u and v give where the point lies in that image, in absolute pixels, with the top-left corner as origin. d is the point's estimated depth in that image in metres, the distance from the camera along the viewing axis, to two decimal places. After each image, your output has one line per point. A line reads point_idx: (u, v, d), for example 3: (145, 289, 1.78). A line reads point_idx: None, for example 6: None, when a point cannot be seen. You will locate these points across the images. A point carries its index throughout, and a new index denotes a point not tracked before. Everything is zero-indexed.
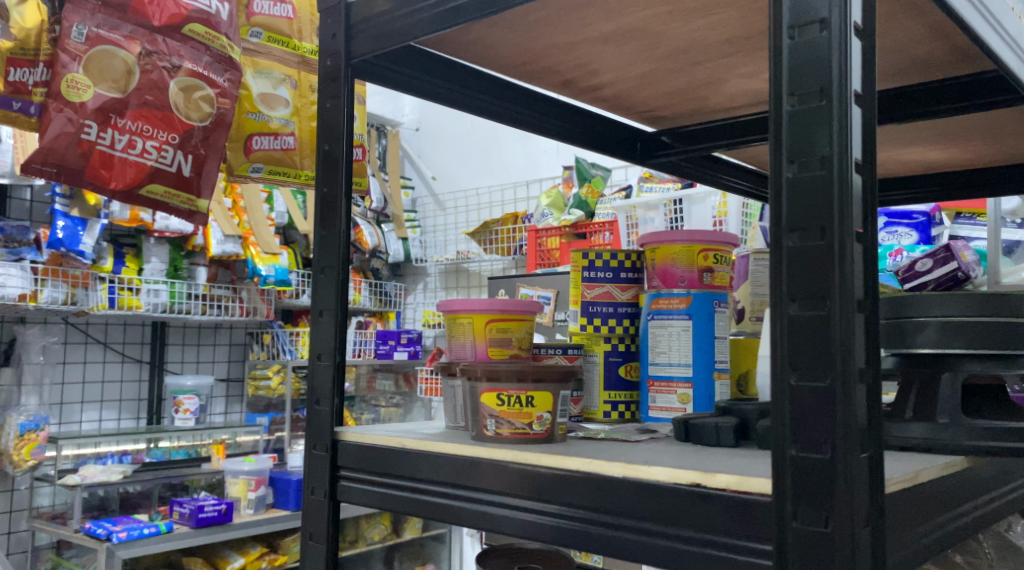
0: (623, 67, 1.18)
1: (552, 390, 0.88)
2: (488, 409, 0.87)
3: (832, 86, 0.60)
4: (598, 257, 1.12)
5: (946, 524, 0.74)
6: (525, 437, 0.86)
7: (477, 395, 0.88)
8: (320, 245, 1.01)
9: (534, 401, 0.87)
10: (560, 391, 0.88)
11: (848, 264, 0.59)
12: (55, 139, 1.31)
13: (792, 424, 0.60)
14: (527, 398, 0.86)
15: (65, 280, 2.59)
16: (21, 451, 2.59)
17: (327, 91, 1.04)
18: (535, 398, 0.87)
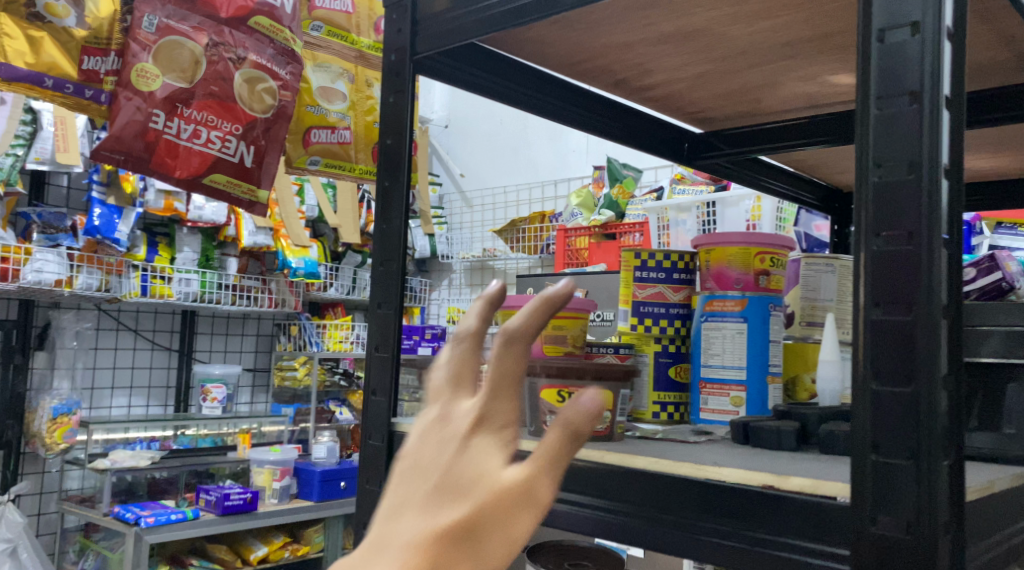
0: (678, 68, 1.18)
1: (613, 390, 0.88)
2: (547, 405, 0.89)
3: (923, 90, 0.60)
4: (650, 257, 1.11)
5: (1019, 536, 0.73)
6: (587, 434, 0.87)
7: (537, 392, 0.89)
8: (380, 239, 1.02)
9: None
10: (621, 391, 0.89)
11: (935, 271, 0.60)
12: (124, 127, 1.33)
13: (873, 429, 0.62)
14: (588, 396, 0.88)
15: (100, 267, 2.62)
16: (53, 434, 2.63)
17: (391, 86, 1.05)
18: (596, 396, 0.88)
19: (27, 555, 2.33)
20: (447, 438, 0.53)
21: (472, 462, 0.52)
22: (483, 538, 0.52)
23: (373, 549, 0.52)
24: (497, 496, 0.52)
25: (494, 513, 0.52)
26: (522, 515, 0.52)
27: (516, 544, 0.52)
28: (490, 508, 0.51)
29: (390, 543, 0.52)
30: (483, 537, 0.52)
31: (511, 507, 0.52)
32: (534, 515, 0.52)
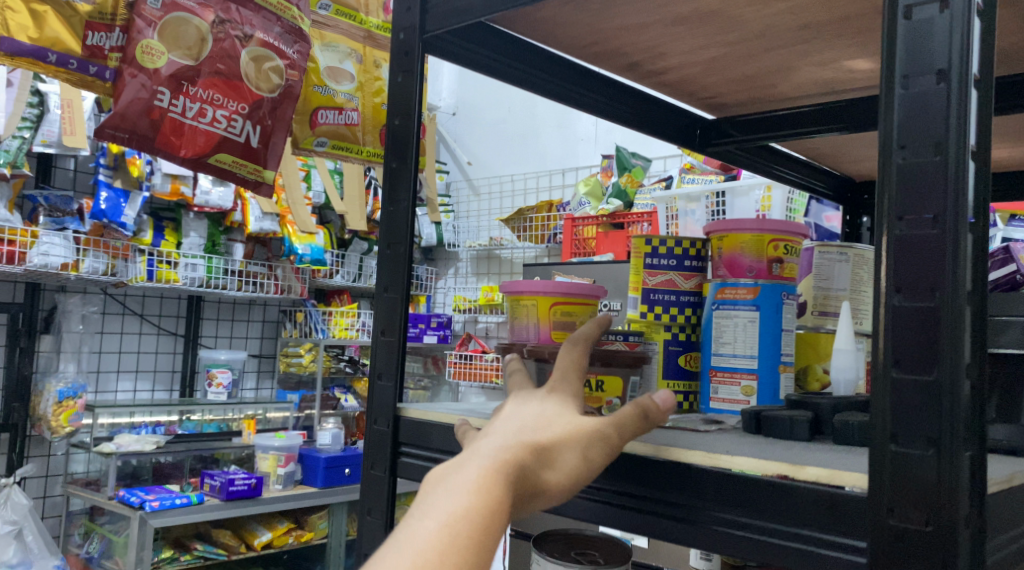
0: (691, 51, 1.16)
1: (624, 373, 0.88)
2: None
3: (951, 69, 0.59)
4: (661, 244, 1.08)
5: None
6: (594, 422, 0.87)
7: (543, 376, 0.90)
8: (387, 221, 1.00)
9: (605, 385, 0.87)
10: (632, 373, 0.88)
11: (960, 255, 0.58)
12: (128, 104, 1.32)
13: (893, 418, 0.60)
14: (596, 382, 0.87)
15: (106, 251, 2.62)
16: (58, 417, 2.63)
17: (399, 66, 1.04)
18: (605, 382, 0.87)
19: (32, 538, 2.33)
20: (539, 397, 0.72)
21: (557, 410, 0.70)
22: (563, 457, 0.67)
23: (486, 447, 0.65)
24: (583, 425, 0.69)
25: (579, 433, 0.69)
26: (596, 451, 0.69)
27: (588, 471, 0.68)
28: (578, 432, 0.69)
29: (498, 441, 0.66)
30: (567, 452, 0.68)
31: (591, 437, 0.69)
32: (609, 449, 0.70)
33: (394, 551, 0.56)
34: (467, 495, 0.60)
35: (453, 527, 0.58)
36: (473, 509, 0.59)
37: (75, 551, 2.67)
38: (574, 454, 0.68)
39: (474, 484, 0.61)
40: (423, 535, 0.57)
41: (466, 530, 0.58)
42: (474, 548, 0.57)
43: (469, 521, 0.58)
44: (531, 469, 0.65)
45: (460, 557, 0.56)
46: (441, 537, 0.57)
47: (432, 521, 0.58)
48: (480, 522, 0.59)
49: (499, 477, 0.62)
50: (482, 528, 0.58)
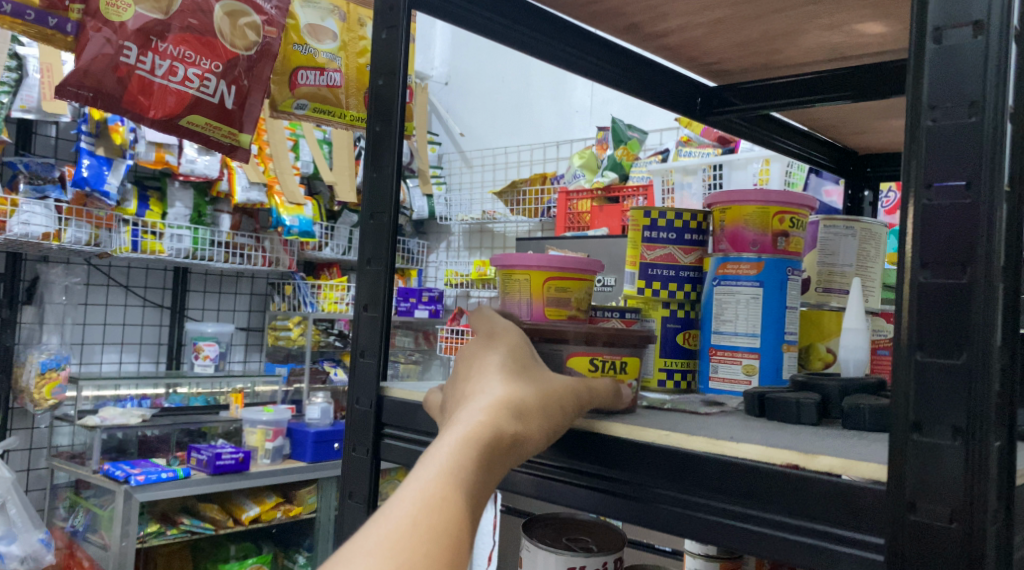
0: (694, 12, 1.09)
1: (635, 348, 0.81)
2: (577, 372, 0.79)
3: (989, 20, 0.54)
4: (660, 216, 1.02)
5: None
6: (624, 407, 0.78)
7: (563, 362, 0.79)
8: (371, 188, 0.95)
9: (627, 367, 0.80)
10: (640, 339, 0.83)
11: (995, 225, 0.53)
12: (92, 61, 1.29)
13: (918, 403, 0.55)
14: (622, 363, 0.80)
15: (89, 222, 2.53)
16: (41, 390, 2.58)
17: (383, 22, 0.97)
18: (628, 363, 0.80)
19: (16, 511, 2.27)
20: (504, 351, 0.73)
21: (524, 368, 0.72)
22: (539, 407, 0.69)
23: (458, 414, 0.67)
24: (553, 383, 0.71)
25: (551, 390, 0.70)
26: (567, 406, 0.71)
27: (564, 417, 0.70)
28: (548, 389, 0.70)
29: (470, 405, 0.67)
30: (543, 405, 0.68)
31: (562, 394, 0.71)
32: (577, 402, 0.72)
33: (376, 523, 0.58)
34: (443, 463, 0.62)
35: (431, 493, 0.60)
36: (448, 477, 0.61)
37: (59, 525, 2.63)
38: (548, 408, 0.69)
39: (448, 453, 0.62)
40: (403, 504, 0.59)
41: (441, 493, 0.60)
42: (453, 511, 0.59)
43: (444, 486, 0.60)
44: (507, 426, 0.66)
45: (440, 519, 0.58)
46: (418, 502, 0.59)
47: (410, 491, 0.60)
48: (456, 488, 0.60)
49: (473, 442, 0.63)
50: (458, 493, 0.60)
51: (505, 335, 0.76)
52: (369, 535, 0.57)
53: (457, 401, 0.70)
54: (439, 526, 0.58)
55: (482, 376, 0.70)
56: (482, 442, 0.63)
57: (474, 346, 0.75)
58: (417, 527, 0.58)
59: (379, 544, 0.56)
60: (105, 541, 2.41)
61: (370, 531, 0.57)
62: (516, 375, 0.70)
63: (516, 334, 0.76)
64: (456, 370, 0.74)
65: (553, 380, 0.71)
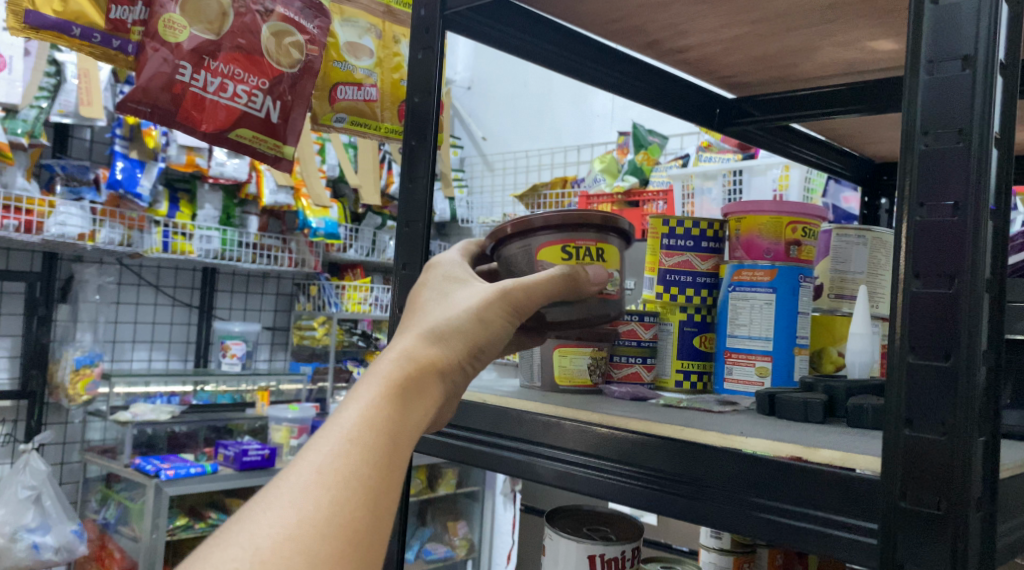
0: (712, 30, 1.14)
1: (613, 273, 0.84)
2: (550, 265, 0.82)
3: (977, 55, 0.60)
4: (679, 224, 1.08)
5: None
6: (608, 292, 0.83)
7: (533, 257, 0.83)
8: (406, 199, 1.01)
9: (602, 254, 0.83)
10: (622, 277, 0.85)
11: (980, 240, 0.59)
12: (150, 79, 1.22)
13: (907, 403, 0.61)
14: (596, 251, 0.83)
15: (122, 222, 2.61)
16: (75, 386, 2.66)
17: (419, 42, 1.03)
18: (604, 252, 0.83)
19: (50, 503, 2.35)
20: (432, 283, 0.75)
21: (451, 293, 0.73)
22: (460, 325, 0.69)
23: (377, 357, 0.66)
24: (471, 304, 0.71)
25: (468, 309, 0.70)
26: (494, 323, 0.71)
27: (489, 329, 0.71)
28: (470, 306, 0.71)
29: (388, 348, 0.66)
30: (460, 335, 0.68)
31: (481, 306, 0.71)
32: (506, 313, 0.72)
33: (286, 470, 0.55)
34: (357, 409, 0.59)
35: (342, 434, 0.57)
36: (363, 420, 0.58)
37: (92, 517, 2.71)
38: (464, 323, 0.69)
39: (363, 396, 0.60)
40: (317, 452, 0.56)
41: (354, 433, 0.57)
42: (367, 453, 0.57)
43: (357, 426, 0.58)
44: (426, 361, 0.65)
45: (350, 463, 0.56)
46: (329, 443, 0.56)
47: (323, 437, 0.57)
48: (369, 427, 0.58)
49: (387, 383, 0.61)
50: (373, 432, 0.58)
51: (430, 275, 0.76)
52: (278, 483, 0.55)
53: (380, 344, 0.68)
54: (349, 470, 0.55)
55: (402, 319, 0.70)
56: (396, 382, 0.62)
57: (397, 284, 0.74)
58: (328, 472, 0.55)
59: (289, 492, 0.54)
60: (136, 533, 2.49)
61: (279, 481, 0.55)
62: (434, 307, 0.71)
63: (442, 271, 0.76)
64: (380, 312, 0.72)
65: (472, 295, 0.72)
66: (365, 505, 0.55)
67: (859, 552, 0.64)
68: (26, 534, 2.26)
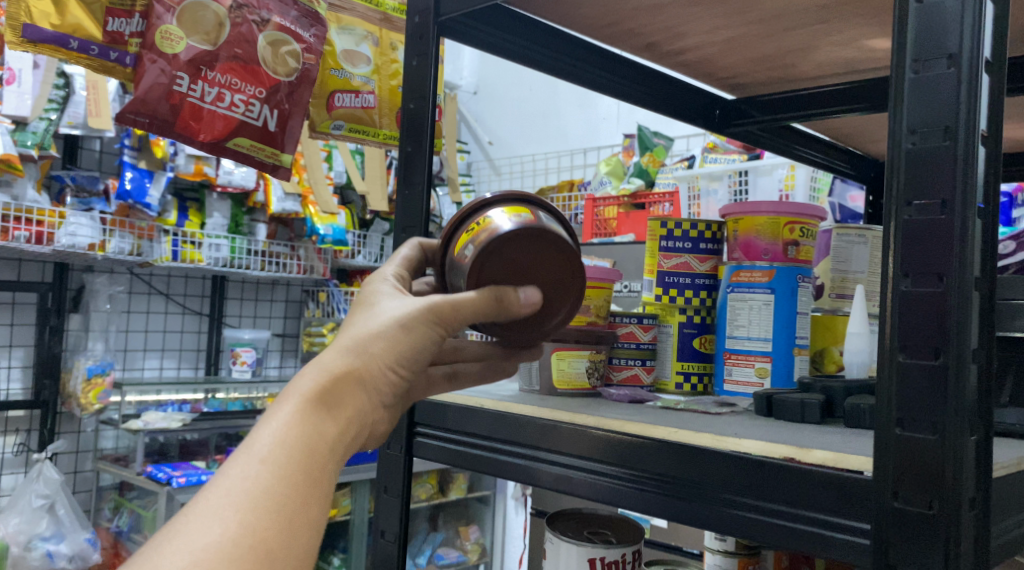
0: (708, 31, 1.14)
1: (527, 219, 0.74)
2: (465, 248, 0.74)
3: (962, 53, 0.61)
4: (677, 226, 1.08)
5: None
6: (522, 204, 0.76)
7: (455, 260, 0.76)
8: (403, 204, 1.03)
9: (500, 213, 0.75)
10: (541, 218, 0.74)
11: (968, 239, 0.60)
12: (148, 90, 1.23)
13: (899, 403, 0.62)
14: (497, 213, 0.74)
15: (132, 232, 2.63)
16: (88, 394, 2.65)
17: (414, 49, 1.05)
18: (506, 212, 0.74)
19: (64, 511, 2.37)
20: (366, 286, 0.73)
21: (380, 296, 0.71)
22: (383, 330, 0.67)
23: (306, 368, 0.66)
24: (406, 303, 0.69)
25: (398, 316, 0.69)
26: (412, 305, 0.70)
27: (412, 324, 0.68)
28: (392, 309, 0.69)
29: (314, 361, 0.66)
30: (386, 342, 0.67)
31: (406, 313, 0.67)
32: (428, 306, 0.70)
33: (199, 495, 0.57)
34: (271, 428, 0.60)
35: (251, 459, 0.59)
36: (278, 435, 0.60)
37: (105, 525, 2.72)
38: (387, 331, 0.67)
39: (278, 415, 0.61)
40: (229, 470, 0.58)
41: (264, 456, 0.59)
42: (278, 473, 0.58)
43: (266, 450, 0.59)
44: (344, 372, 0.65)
45: (257, 488, 0.57)
46: (236, 470, 0.58)
47: (237, 455, 0.59)
48: (280, 451, 0.59)
49: (303, 400, 0.62)
50: (283, 456, 0.59)
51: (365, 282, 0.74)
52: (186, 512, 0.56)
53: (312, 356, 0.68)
54: (254, 495, 0.57)
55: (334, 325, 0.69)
56: (311, 399, 0.62)
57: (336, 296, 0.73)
58: (237, 494, 0.57)
59: (198, 518, 0.56)
60: (149, 540, 2.50)
61: (190, 506, 0.56)
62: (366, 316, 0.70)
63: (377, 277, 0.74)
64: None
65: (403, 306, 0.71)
66: (271, 529, 0.57)
67: (852, 552, 0.65)
68: (39, 543, 2.28)
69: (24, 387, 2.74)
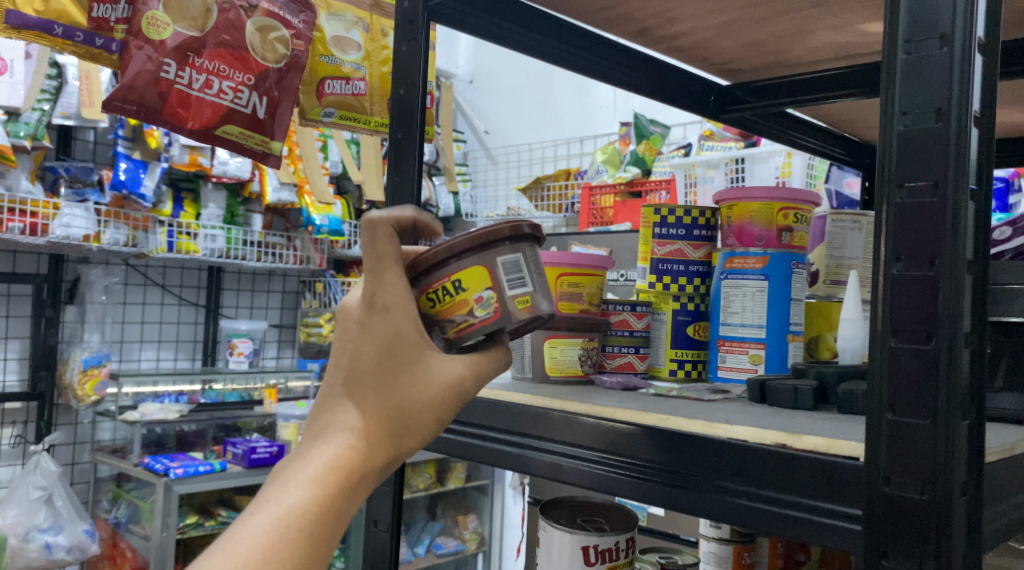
0: (703, 16, 1.13)
1: (490, 304, 0.73)
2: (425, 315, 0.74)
3: (954, 33, 0.61)
4: (670, 213, 1.06)
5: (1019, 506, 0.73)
6: (482, 276, 0.73)
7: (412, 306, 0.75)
8: (393, 191, 1.03)
9: (464, 283, 0.73)
10: (509, 300, 0.73)
11: (960, 221, 0.60)
12: (135, 77, 1.22)
13: (890, 387, 0.62)
14: (454, 283, 0.73)
15: (127, 223, 2.61)
16: (85, 385, 2.66)
17: (404, 34, 1.05)
18: (464, 279, 0.73)
19: (62, 503, 2.36)
20: (376, 313, 0.69)
21: (401, 345, 0.68)
22: (413, 410, 0.68)
23: (329, 421, 0.67)
24: (434, 385, 0.68)
25: (429, 394, 0.68)
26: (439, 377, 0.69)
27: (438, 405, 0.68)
28: (422, 385, 0.68)
29: (340, 420, 0.67)
30: (407, 422, 0.68)
31: (437, 402, 0.68)
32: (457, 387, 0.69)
33: (222, 550, 0.61)
34: (300, 495, 0.64)
35: (286, 522, 0.63)
36: (307, 506, 0.64)
37: (104, 516, 2.72)
38: (419, 417, 0.68)
39: (308, 484, 0.64)
40: (256, 533, 0.62)
41: (297, 524, 0.63)
42: (304, 548, 0.63)
43: (300, 517, 0.63)
44: (375, 451, 0.67)
45: (292, 555, 0.62)
46: (272, 534, 0.62)
47: (264, 518, 0.63)
48: (312, 522, 0.63)
49: (336, 476, 0.65)
50: (314, 526, 0.63)
51: (391, 313, 0.69)
52: (221, 561, 0.61)
53: (331, 397, 0.68)
54: (290, 563, 0.62)
55: (360, 376, 0.68)
56: (344, 478, 0.65)
57: (358, 321, 0.69)
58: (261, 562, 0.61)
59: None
60: (147, 531, 2.50)
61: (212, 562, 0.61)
62: (394, 376, 0.68)
63: (403, 306, 0.69)
64: (335, 344, 0.70)
65: (436, 384, 0.68)
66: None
67: (844, 539, 0.65)
68: (38, 534, 2.27)
69: (20, 378, 2.73)
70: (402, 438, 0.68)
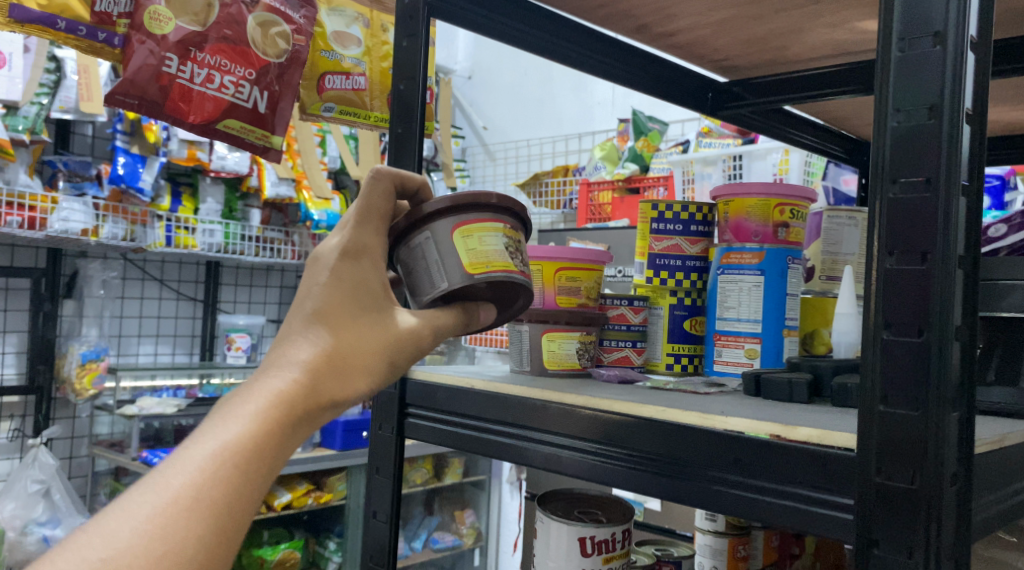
0: (701, 13, 1.14)
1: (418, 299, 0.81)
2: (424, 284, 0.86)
3: (947, 31, 0.62)
4: (668, 209, 1.07)
5: (1009, 497, 0.74)
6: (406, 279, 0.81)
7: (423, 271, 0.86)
8: None
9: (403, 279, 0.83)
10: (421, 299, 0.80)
11: (952, 216, 0.61)
12: (137, 71, 1.24)
13: (882, 379, 0.63)
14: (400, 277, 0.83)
15: (125, 217, 2.60)
16: (83, 379, 2.66)
17: (404, 29, 1.05)
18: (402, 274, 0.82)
19: (60, 496, 2.37)
20: (347, 259, 0.69)
21: (365, 290, 0.69)
22: (368, 353, 0.67)
23: (278, 357, 0.64)
24: (392, 331, 0.69)
25: (387, 340, 0.68)
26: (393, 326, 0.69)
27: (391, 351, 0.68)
28: (381, 331, 0.68)
29: (291, 355, 0.64)
30: (364, 363, 0.66)
31: (392, 349, 0.68)
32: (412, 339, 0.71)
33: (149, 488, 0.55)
34: (240, 429, 0.58)
35: (222, 458, 0.57)
36: (247, 441, 0.58)
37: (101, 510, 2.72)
38: (373, 361, 0.67)
39: (250, 418, 0.59)
40: (189, 469, 0.56)
41: (234, 461, 0.57)
42: (239, 486, 0.57)
43: (240, 453, 0.58)
44: (325, 390, 0.63)
45: (229, 493, 0.56)
46: (208, 469, 0.56)
47: (198, 453, 0.57)
48: (251, 461, 0.58)
49: (282, 412, 0.60)
50: (254, 463, 0.58)
51: (362, 261, 0.70)
52: (149, 497, 0.55)
53: (283, 332, 0.65)
54: (227, 501, 0.56)
55: (321, 313, 0.66)
56: (292, 416, 0.61)
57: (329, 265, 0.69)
58: (192, 499, 0.55)
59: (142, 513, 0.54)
60: None
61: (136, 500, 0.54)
62: (356, 318, 0.67)
63: (373, 256, 0.71)
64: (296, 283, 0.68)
65: (394, 330, 0.69)
66: (236, 533, 0.56)
67: (837, 528, 0.66)
68: (36, 527, 2.28)
69: (18, 372, 2.73)
70: (354, 381, 0.65)
